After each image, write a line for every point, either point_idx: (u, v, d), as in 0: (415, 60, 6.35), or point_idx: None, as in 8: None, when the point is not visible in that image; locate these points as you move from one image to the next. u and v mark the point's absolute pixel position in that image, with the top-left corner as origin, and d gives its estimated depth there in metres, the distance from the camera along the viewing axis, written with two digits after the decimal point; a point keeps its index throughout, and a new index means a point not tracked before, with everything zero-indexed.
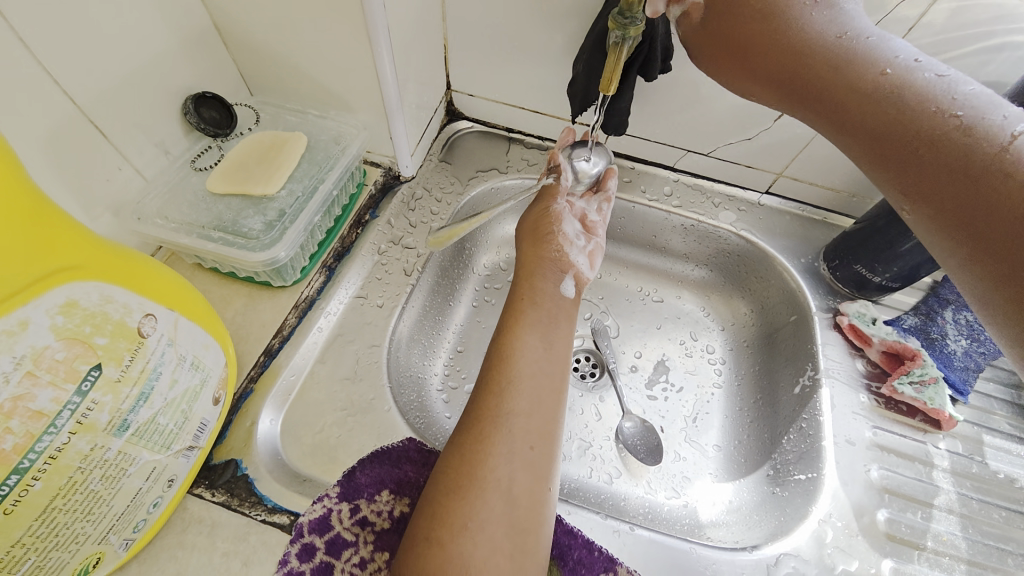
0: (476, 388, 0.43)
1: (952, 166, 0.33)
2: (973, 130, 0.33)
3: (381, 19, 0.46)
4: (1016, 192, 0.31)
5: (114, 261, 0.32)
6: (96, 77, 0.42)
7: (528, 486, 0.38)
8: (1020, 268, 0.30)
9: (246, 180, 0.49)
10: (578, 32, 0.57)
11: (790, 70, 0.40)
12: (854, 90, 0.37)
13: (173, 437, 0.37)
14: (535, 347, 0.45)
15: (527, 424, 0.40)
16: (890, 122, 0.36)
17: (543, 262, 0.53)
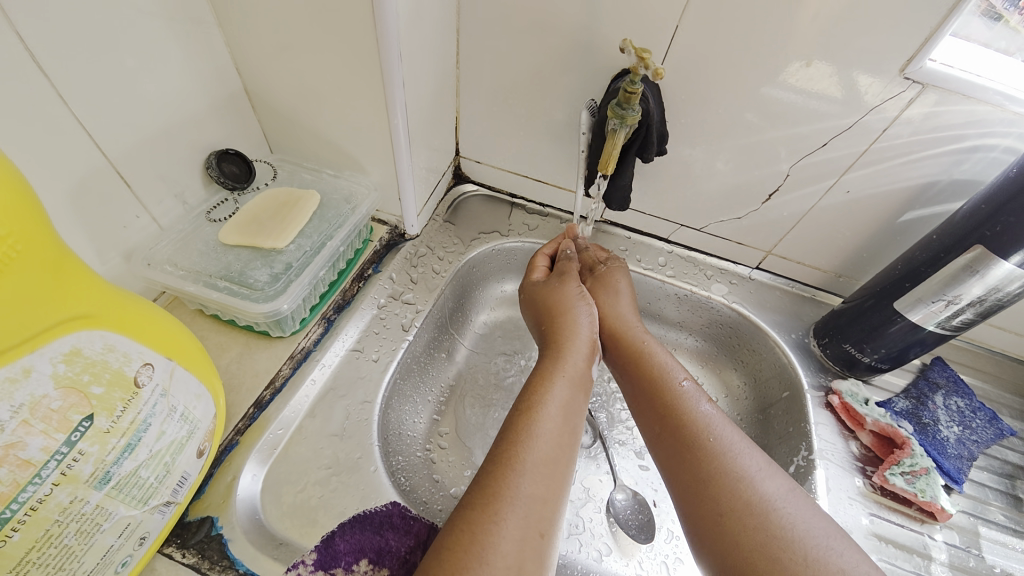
0: (490, 461, 0.41)
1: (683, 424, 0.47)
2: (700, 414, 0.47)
3: (400, 95, 0.50)
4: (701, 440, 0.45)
5: (121, 309, 0.33)
6: (128, 131, 0.45)
7: (535, 574, 0.36)
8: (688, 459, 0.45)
9: (258, 233, 0.51)
10: (581, 113, 0.62)
11: (619, 340, 0.57)
12: (641, 359, 0.54)
13: (152, 491, 0.36)
14: (557, 426, 0.45)
15: (539, 509, 0.39)
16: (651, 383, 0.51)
17: (568, 317, 0.56)
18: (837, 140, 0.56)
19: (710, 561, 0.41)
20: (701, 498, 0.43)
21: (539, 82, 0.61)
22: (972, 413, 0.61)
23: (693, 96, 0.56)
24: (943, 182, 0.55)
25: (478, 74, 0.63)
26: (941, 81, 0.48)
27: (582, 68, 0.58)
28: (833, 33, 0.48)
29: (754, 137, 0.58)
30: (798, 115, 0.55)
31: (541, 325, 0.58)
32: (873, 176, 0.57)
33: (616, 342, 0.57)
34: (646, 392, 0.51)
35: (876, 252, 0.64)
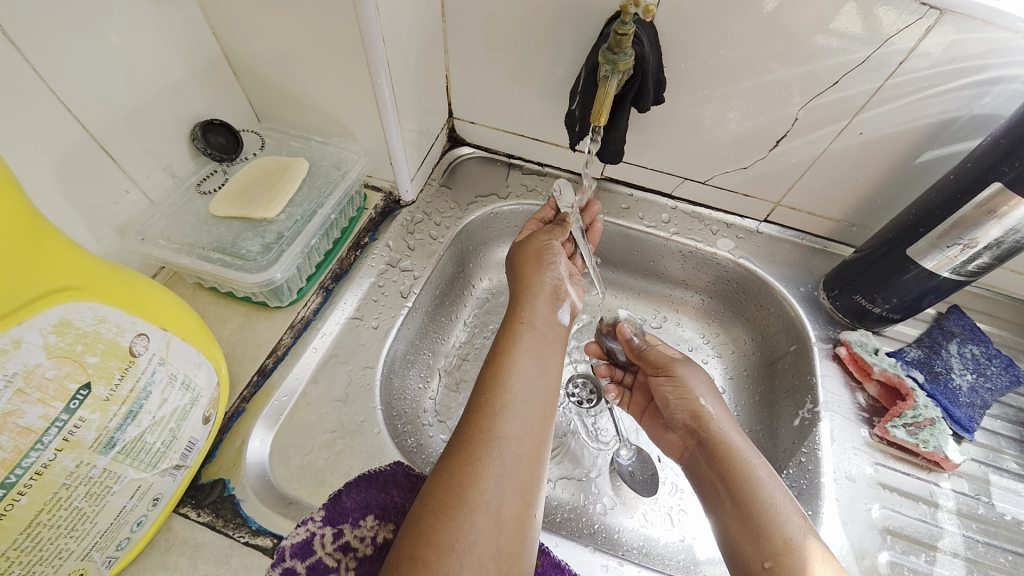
0: (469, 409, 0.41)
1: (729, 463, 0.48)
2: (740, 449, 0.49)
3: (380, 52, 0.48)
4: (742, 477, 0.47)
5: (110, 281, 0.33)
6: (108, 104, 0.44)
7: (516, 509, 0.37)
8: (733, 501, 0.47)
9: (248, 203, 0.51)
10: (574, 63, 0.59)
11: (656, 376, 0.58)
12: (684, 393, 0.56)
13: (160, 456, 0.37)
14: (530, 369, 0.45)
15: (518, 448, 0.39)
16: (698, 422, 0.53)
17: (540, 264, 0.55)
18: (848, 78, 0.52)
19: None
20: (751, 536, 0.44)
21: (528, 32, 0.58)
22: (987, 360, 0.59)
23: (693, 37, 0.53)
24: (963, 119, 0.52)
25: (465, 27, 0.60)
26: (961, 5, 0.43)
27: (573, 13, 0.54)
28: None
29: (761, 79, 0.54)
30: (805, 51, 0.51)
31: (513, 273, 0.57)
32: (888, 116, 0.53)
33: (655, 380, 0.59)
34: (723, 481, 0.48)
35: (890, 198, 0.61)
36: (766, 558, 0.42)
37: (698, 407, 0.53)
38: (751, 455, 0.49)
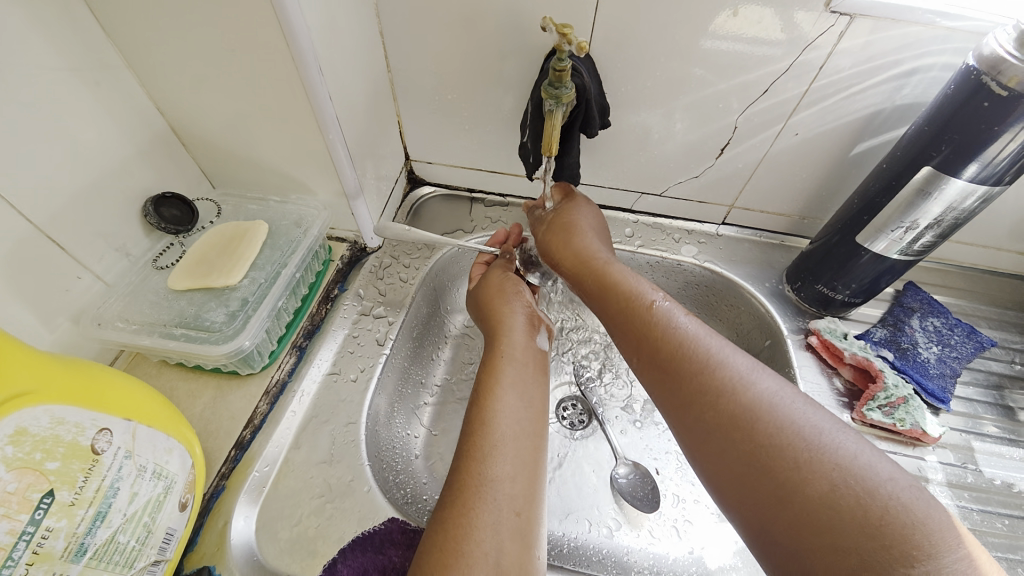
0: (457, 454, 0.41)
1: (674, 354, 0.44)
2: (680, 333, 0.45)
3: (329, 108, 0.49)
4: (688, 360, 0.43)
5: (68, 378, 0.32)
6: (52, 192, 0.43)
7: (517, 555, 0.35)
8: (687, 394, 0.42)
9: (208, 273, 0.50)
10: (522, 97, 0.61)
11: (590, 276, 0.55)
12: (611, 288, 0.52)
13: (136, 553, 0.35)
14: (515, 403, 0.44)
15: (511, 489, 0.38)
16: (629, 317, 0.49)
17: (505, 298, 0.56)
18: (776, 85, 0.55)
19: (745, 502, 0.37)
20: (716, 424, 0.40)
21: (474, 72, 0.60)
22: (950, 330, 0.62)
23: (630, 63, 0.55)
24: (886, 110, 0.56)
25: (411, 74, 0.62)
26: (867, 9, 0.47)
27: (513, 51, 0.57)
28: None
29: (697, 94, 0.57)
30: (735, 64, 0.54)
31: (479, 316, 0.58)
32: (819, 115, 0.57)
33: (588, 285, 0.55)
34: (664, 376, 0.44)
35: (834, 189, 0.64)
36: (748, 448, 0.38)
37: (639, 302, 0.49)
38: (703, 334, 0.45)
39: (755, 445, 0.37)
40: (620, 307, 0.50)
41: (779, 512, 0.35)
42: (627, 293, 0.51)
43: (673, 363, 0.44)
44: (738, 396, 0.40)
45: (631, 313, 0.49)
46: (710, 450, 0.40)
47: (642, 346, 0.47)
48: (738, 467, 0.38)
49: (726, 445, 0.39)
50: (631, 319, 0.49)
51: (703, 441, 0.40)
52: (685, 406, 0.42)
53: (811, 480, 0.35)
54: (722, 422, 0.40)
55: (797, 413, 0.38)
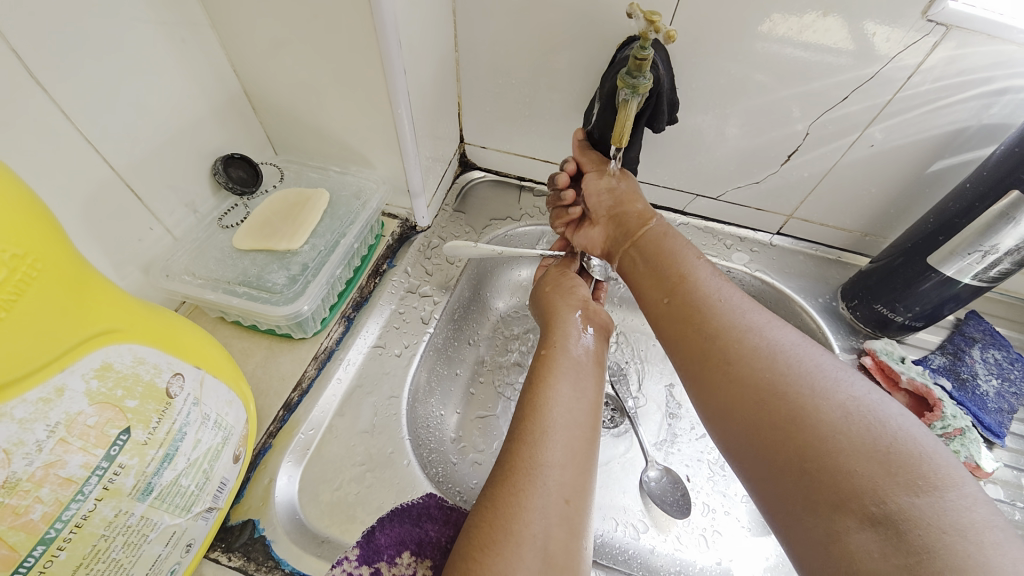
0: (508, 438, 0.41)
1: (683, 291, 0.47)
2: (693, 275, 0.47)
3: (401, 83, 0.49)
4: (700, 297, 0.45)
5: (146, 321, 0.33)
6: (135, 144, 0.45)
7: (564, 542, 0.35)
8: (687, 327, 0.44)
9: (271, 236, 0.51)
10: (587, 88, 0.60)
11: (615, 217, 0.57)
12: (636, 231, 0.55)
13: (193, 499, 0.36)
14: (569, 394, 0.44)
15: (562, 476, 0.38)
16: (650, 255, 0.52)
17: (562, 295, 0.57)
18: (858, 93, 0.53)
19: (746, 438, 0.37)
20: (719, 360, 0.41)
21: (541, 59, 0.59)
22: (1011, 364, 0.59)
23: (705, 59, 0.54)
24: (973, 128, 0.53)
25: (477, 57, 0.61)
26: (967, 21, 0.45)
27: (585, 41, 0.56)
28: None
29: (769, 98, 0.56)
30: (817, 68, 0.52)
31: (538, 312, 0.58)
32: (899, 127, 0.54)
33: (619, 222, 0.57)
34: (671, 309, 0.47)
35: (902, 208, 0.62)
36: (744, 377, 0.39)
37: (671, 249, 0.51)
38: (717, 283, 0.46)
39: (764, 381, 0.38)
40: (660, 255, 0.51)
41: (773, 435, 0.36)
42: (668, 245, 0.51)
43: (694, 304, 0.45)
44: (752, 338, 0.41)
45: (671, 260, 0.50)
46: (689, 373, 0.43)
47: (663, 288, 0.48)
48: (745, 398, 0.38)
49: (723, 375, 0.40)
50: (661, 263, 0.50)
51: (707, 373, 0.41)
52: (699, 345, 0.43)
53: (824, 418, 0.34)
54: (741, 358, 0.40)
55: (807, 351, 0.39)
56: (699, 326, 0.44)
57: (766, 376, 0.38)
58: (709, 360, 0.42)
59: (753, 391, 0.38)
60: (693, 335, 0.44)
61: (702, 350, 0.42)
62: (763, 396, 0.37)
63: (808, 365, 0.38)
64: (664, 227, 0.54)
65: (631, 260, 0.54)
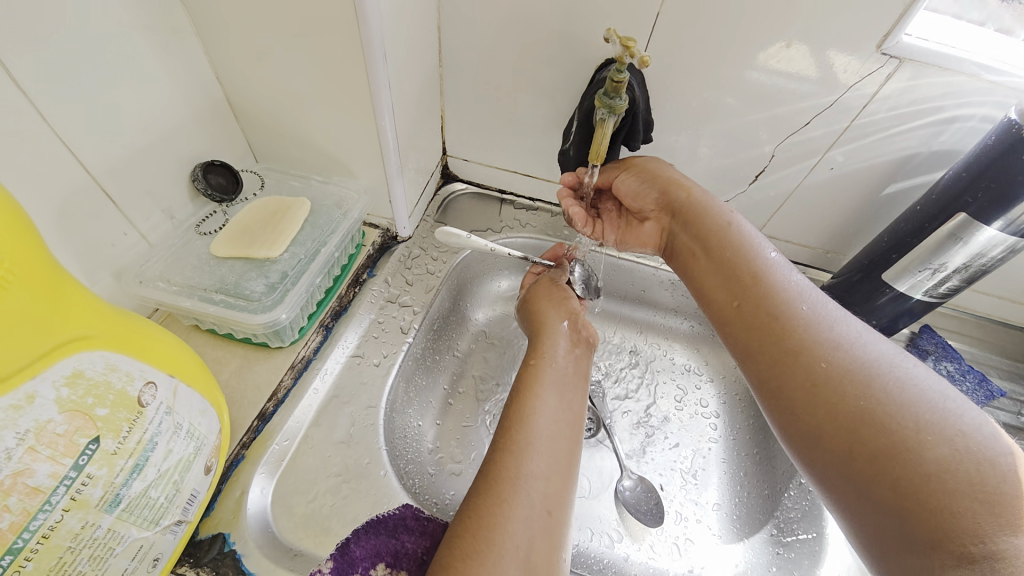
0: (493, 447, 0.42)
1: (757, 302, 0.45)
2: (774, 286, 0.45)
3: (386, 95, 0.50)
4: (774, 311, 0.44)
5: (120, 328, 0.32)
6: (112, 148, 0.44)
7: (545, 551, 0.36)
8: (768, 339, 0.43)
9: (250, 243, 0.50)
10: (567, 106, 0.63)
11: (670, 209, 0.54)
12: (700, 230, 0.51)
13: (162, 511, 0.35)
14: (554, 405, 0.45)
15: (546, 488, 0.39)
16: (715, 258, 0.49)
17: (552, 304, 0.58)
18: (819, 119, 0.57)
19: (818, 449, 0.38)
20: (801, 375, 0.40)
21: (523, 76, 0.61)
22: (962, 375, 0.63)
23: (679, 82, 0.57)
24: (923, 154, 0.57)
25: (461, 72, 0.63)
26: (919, 55, 0.48)
27: (565, 61, 0.58)
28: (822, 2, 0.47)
29: (737, 121, 0.59)
30: (783, 95, 0.55)
31: (527, 318, 0.59)
32: (857, 152, 0.58)
33: (674, 216, 0.54)
34: (745, 319, 0.45)
35: (860, 228, 0.66)
36: (819, 393, 0.39)
37: (750, 254, 0.48)
38: (816, 296, 0.44)
39: (847, 400, 0.37)
40: (726, 260, 0.48)
41: (862, 453, 0.36)
42: (736, 244, 0.49)
43: (773, 319, 0.43)
44: (841, 352, 0.40)
45: (741, 266, 0.47)
46: (773, 386, 0.42)
47: (735, 300, 0.47)
48: (832, 413, 0.38)
49: (802, 391, 0.40)
50: (733, 272, 0.48)
51: (784, 385, 0.41)
52: (781, 353, 0.42)
53: (929, 443, 0.33)
54: (818, 375, 0.39)
55: (903, 369, 0.38)
56: (784, 340, 0.42)
57: (844, 393, 0.38)
58: (782, 377, 0.41)
59: (840, 408, 0.37)
60: (778, 349, 0.42)
61: (785, 367, 0.41)
62: (842, 416, 0.37)
63: (894, 389, 0.37)
64: (732, 224, 0.50)
65: (695, 264, 0.52)
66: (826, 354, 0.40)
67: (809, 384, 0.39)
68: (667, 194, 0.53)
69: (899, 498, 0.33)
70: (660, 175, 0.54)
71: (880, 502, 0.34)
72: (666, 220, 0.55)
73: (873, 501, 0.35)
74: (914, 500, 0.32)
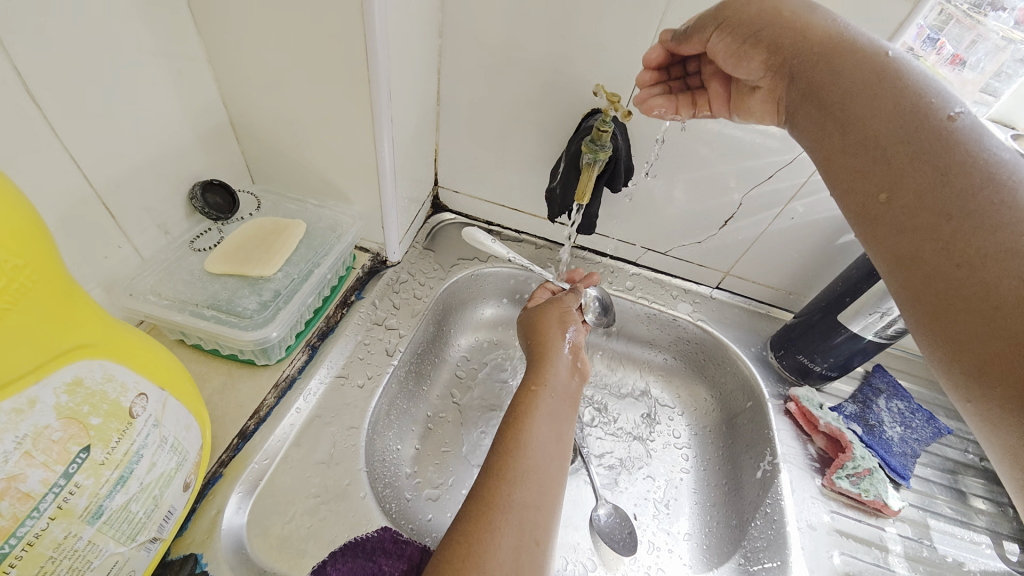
0: (486, 472, 0.43)
1: (901, 141, 0.37)
2: (966, 152, 0.35)
3: (387, 129, 0.53)
4: (937, 158, 0.36)
5: (119, 338, 0.33)
6: (117, 164, 0.45)
7: None
8: (901, 178, 0.37)
9: (244, 261, 0.51)
10: (554, 148, 0.67)
11: (813, 88, 0.42)
12: (844, 77, 0.40)
13: (140, 526, 0.34)
14: (547, 434, 0.46)
15: (535, 518, 0.40)
16: (897, 118, 0.38)
17: (556, 328, 0.59)
18: (781, 173, 0.62)
19: (909, 229, 0.36)
20: (898, 175, 0.37)
21: (514, 119, 0.66)
22: (911, 413, 0.67)
23: (657, 133, 0.62)
24: None
25: (456, 111, 0.67)
26: None
27: (555, 108, 0.63)
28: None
29: (709, 170, 0.64)
30: (750, 149, 0.61)
31: (528, 339, 0.60)
32: (815, 204, 0.64)
33: (800, 63, 0.43)
34: (874, 140, 0.39)
35: (819, 272, 0.71)
36: (944, 213, 0.34)
37: (926, 110, 0.37)
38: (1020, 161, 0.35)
39: (967, 204, 0.34)
40: (880, 117, 0.39)
41: (988, 346, 0.31)
42: (915, 90, 0.38)
43: (949, 159, 0.35)
44: (998, 163, 0.34)
45: (892, 99, 0.38)
46: (865, 188, 0.39)
47: (891, 145, 0.38)
48: (935, 273, 0.34)
49: (918, 175, 0.36)
50: (893, 135, 0.38)
51: (899, 177, 0.37)
52: (926, 206, 0.35)
53: (1008, 282, 0.31)
54: (931, 164, 0.36)
55: None
56: (920, 152, 0.36)
57: (949, 177, 0.35)
58: (899, 169, 0.37)
59: (950, 192, 0.35)
60: (910, 180, 0.36)
61: (909, 160, 0.37)
62: (946, 191, 0.35)
63: None
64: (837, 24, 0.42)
65: (825, 130, 0.42)
66: (995, 183, 0.34)
67: (928, 203, 0.35)
68: (778, 51, 0.44)
69: None
70: (790, 26, 0.43)
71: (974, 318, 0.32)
72: (780, 72, 0.45)
73: (990, 387, 0.31)
74: None
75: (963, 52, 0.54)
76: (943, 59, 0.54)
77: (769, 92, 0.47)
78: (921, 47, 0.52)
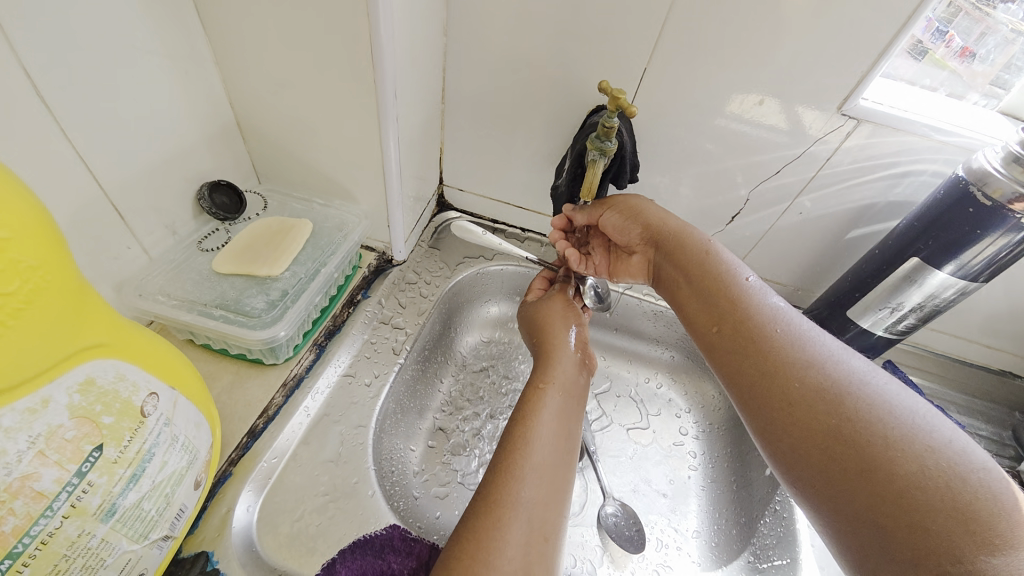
0: (493, 469, 0.43)
1: (734, 329, 0.45)
2: (771, 322, 0.44)
3: (393, 128, 0.52)
4: (751, 326, 0.44)
5: (129, 338, 0.33)
6: (125, 165, 0.46)
7: None
8: (741, 353, 0.44)
9: (252, 261, 0.52)
10: (560, 145, 0.67)
11: (670, 250, 0.53)
12: (681, 257, 0.52)
13: (152, 525, 0.35)
14: (554, 432, 0.46)
15: (544, 515, 0.40)
16: (711, 287, 0.48)
17: (560, 323, 0.59)
18: (788, 168, 0.62)
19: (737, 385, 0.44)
20: (735, 338, 0.45)
21: (519, 116, 0.65)
22: None
23: (664, 129, 0.61)
24: (881, 205, 0.62)
25: (461, 109, 0.67)
26: (873, 116, 0.54)
27: (560, 105, 0.63)
28: (789, 66, 0.52)
29: (715, 166, 0.64)
30: (756, 144, 0.60)
31: (532, 336, 0.60)
32: (823, 199, 0.64)
33: (660, 245, 0.54)
34: (700, 307, 0.49)
35: (827, 267, 0.71)
36: (767, 368, 0.42)
37: (727, 272, 0.49)
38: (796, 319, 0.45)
39: (793, 396, 0.40)
40: (716, 291, 0.48)
41: (842, 489, 0.36)
42: (713, 270, 0.49)
43: (754, 328, 0.44)
44: (822, 348, 0.42)
45: (700, 286, 0.49)
46: (722, 347, 0.46)
47: (710, 310, 0.48)
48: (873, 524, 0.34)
49: (766, 370, 0.42)
50: (711, 282, 0.49)
51: (733, 368, 0.44)
52: (779, 395, 0.40)
53: (899, 459, 0.34)
54: (747, 336, 0.44)
55: (916, 410, 0.37)
56: (749, 350, 0.43)
57: (773, 355, 0.42)
58: (725, 347, 0.46)
59: (766, 367, 0.42)
60: (746, 353, 0.43)
61: (751, 352, 0.43)
62: (770, 372, 0.42)
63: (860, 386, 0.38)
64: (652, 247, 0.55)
65: (676, 282, 0.52)
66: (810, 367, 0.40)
67: (749, 372, 0.43)
68: (649, 229, 0.55)
69: (899, 519, 0.33)
70: (649, 217, 0.55)
71: (846, 485, 0.35)
72: (648, 247, 0.56)
73: (884, 550, 0.33)
74: (911, 532, 0.32)
75: (971, 46, 0.53)
76: (953, 52, 0.54)
77: (643, 260, 0.58)
78: (930, 40, 0.53)
